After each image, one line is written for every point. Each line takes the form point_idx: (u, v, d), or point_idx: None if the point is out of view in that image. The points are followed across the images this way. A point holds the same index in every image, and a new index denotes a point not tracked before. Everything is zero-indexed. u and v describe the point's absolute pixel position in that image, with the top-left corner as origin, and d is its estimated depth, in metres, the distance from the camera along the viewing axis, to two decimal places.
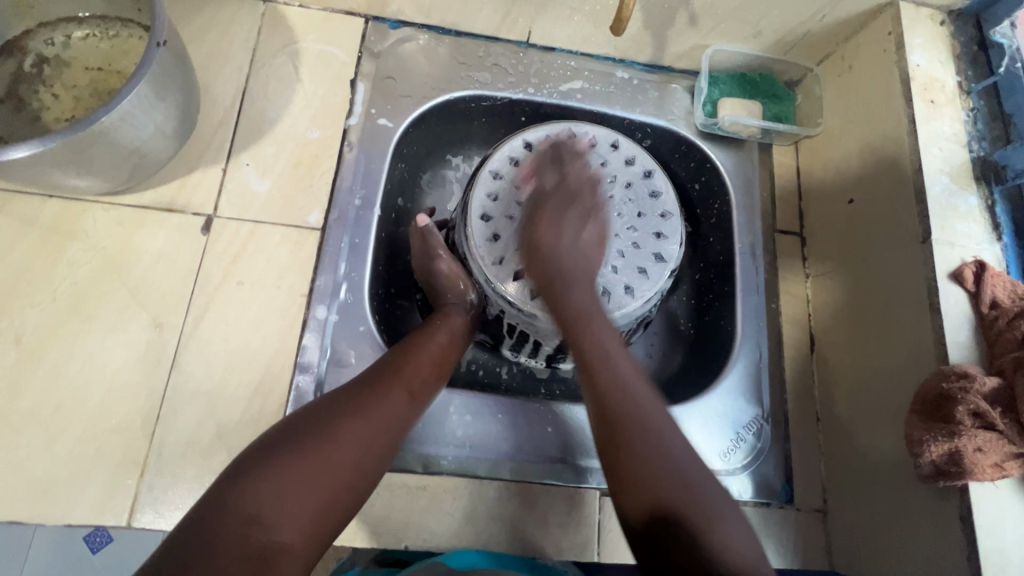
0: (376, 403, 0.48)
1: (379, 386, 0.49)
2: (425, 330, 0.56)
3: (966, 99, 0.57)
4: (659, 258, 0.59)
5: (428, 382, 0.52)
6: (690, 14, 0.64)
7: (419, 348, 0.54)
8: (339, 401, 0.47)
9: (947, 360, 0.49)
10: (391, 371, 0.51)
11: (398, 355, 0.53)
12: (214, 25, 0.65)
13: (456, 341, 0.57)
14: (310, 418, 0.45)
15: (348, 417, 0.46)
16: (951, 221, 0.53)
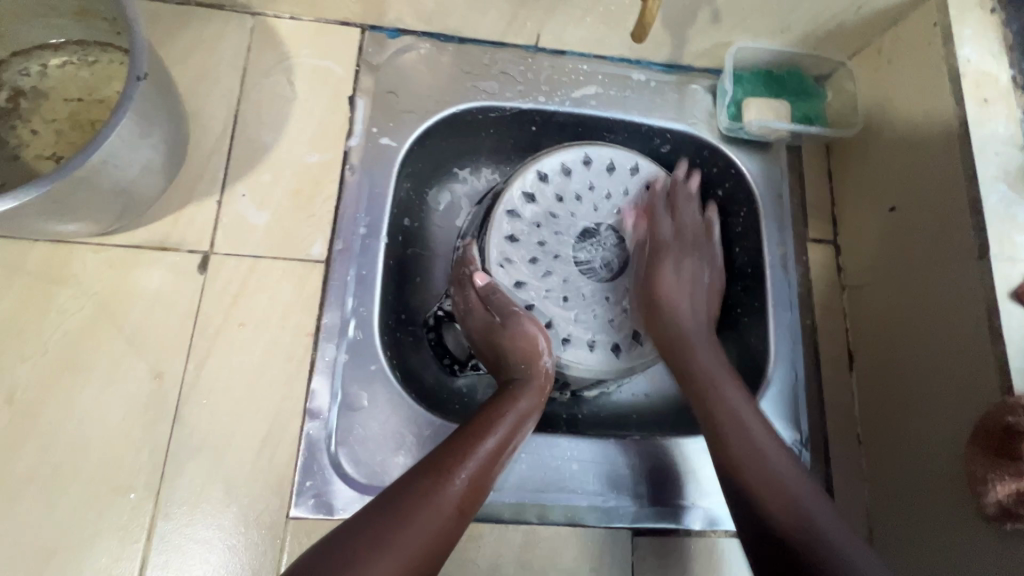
0: (421, 514, 0.41)
1: (427, 493, 0.42)
2: (490, 410, 0.49)
3: (1022, 96, 0.52)
4: (689, 290, 0.58)
5: (481, 485, 0.45)
6: (713, 11, 0.59)
7: (473, 443, 0.45)
8: (383, 512, 0.41)
9: (1012, 390, 0.45)
10: (442, 474, 0.43)
11: (451, 450, 0.45)
12: (200, 44, 0.60)
13: (524, 422, 0.49)
14: (349, 537, 0.39)
15: (393, 535, 0.39)
16: (1010, 234, 0.48)
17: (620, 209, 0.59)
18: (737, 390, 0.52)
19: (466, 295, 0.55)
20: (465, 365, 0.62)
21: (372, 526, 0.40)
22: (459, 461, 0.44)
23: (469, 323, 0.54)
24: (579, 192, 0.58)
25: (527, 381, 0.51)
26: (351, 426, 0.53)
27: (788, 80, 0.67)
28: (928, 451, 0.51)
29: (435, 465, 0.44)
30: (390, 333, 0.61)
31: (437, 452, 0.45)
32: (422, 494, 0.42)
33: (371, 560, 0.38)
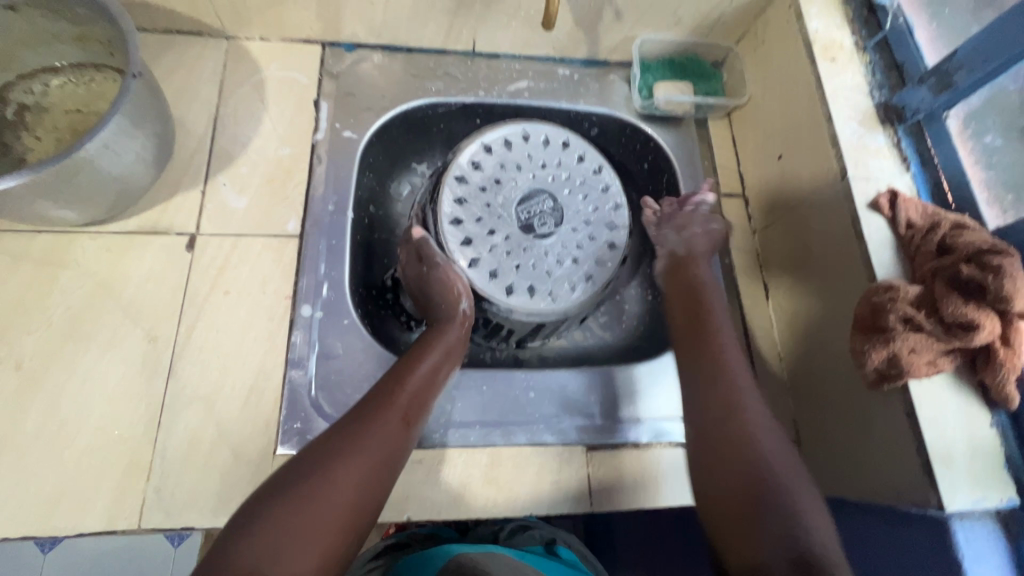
0: (375, 420, 0.51)
1: (378, 406, 0.52)
2: (421, 346, 0.59)
3: (864, 55, 0.64)
4: (613, 246, 0.68)
5: (424, 398, 0.55)
6: (615, 9, 0.71)
7: (412, 367, 0.56)
8: (341, 430, 0.50)
9: (876, 278, 0.54)
10: (389, 391, 0.54)
11: (394, 375, 0.55)
12: (182, 64, 0.70)
13: (452, 349, 0.60)
14: (313, 454, 0.48)
15: (349, 446, 0.48)
16: (863, 159, 0.59)
17: (556, 177, 0.68)
18: (750, 388, 0.56)
19: (411, 254, 0.66)
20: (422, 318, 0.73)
21: (338, 433, 0.50)
22: (402, 380, 0.55)
23: (411, 270, 0.65)
24: (519, 162, 0.67)
25: (454, 319, 0.62)
26: (328, 372, 0.60)
27: (689, 66, 0.79)
28: (824, 348, 0.61)
29: (382, 386, 0.54)
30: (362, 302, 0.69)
31: (384, 379, 0.56)
32: (375, 407, 0.52)
33: (344, 451, 0.48)
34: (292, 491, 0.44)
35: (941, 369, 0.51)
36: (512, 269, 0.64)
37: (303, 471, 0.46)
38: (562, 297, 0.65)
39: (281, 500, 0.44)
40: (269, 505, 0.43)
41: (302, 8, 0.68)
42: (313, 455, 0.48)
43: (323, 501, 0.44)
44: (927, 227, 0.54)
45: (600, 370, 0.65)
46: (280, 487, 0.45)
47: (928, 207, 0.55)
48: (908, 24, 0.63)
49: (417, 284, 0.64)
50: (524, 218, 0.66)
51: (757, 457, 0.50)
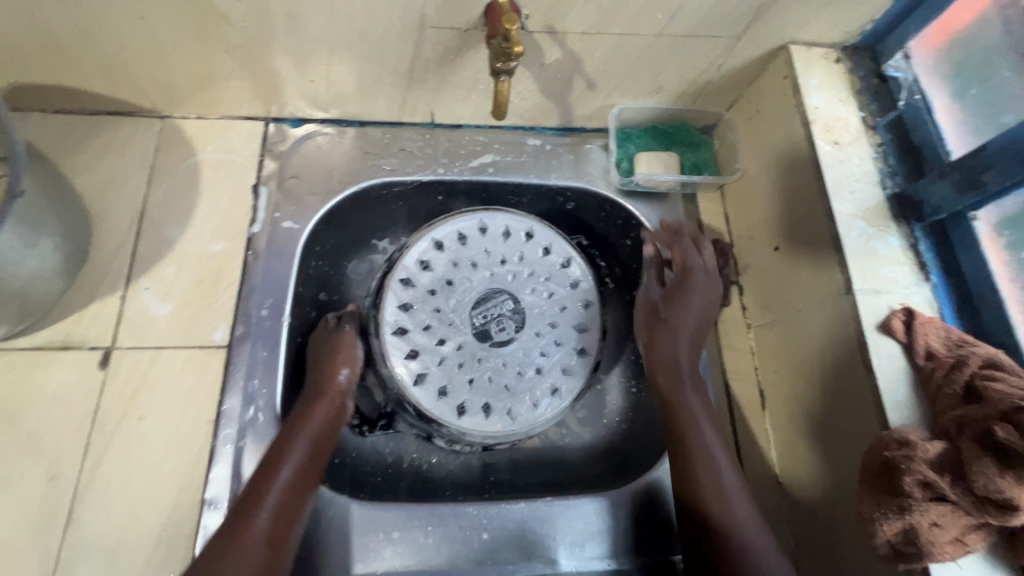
0: (228, 559, 0.43)
1: (231, 542, 0.44)
2: (282, 440, 0.51)
3: (873, 135, 0.55)
4: (581, 354, 0.60)
5: (291, 507, 0.48)
6: (586, 79, 0.62)
7: (271, 479, 0.48)
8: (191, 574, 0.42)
9: (889, 424, 0.45)
10: (245, 517, 0.46)
11: (251, 495, 0.47)
12: (109, 149, 0.64)
13: (321, 440, 0.52)
14: None
15: None
16: (873, 267, 0.50)
17: (516, 274, 0.60)
18: (710, 423, 0.55)
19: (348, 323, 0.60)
20: (374, 425, 0.63)
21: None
22: (262, 498, 0.47)
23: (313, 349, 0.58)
24: (475, 259, 0.60)
25: (326, 400, 0.54)
26: None
27: (674, 133, 0.70)
28: (833, 488, 0.51)
29: (237, 515, 0.46)
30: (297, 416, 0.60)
31: (240, 500, 0.47)
32: (227, 544, 0.44)
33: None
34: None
35: (971, 549, 0.41)
36: (466, 385, 0.57)
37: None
38: (524, 416, 0.57)
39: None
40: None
41: (236, 87, 0.62)
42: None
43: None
44: (951, 361, 0.45)
45: (567, 503, 0.57)
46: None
47: (952, 332, 0.46)
48: (927, 102, 0.55)
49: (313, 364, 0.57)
50: (480, 324, 0.58)
51: (722, 480, 0.52)
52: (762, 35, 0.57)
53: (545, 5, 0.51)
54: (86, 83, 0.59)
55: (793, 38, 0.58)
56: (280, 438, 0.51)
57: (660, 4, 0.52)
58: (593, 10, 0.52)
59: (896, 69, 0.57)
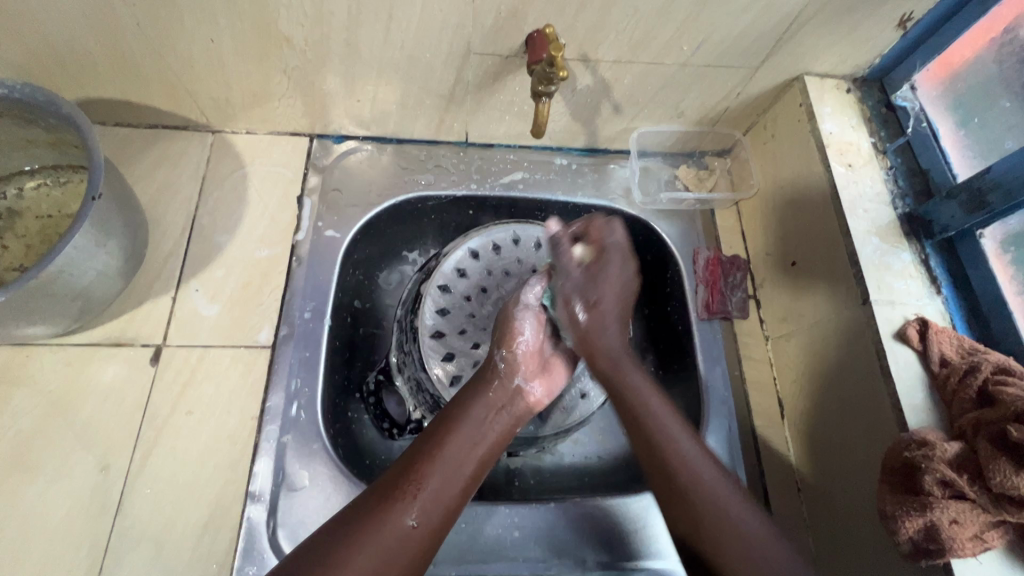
0: (394, 505, 0.44)
1: (361, 534, 0.43)
2: (462, 402, 0.51)
3: (883, 159, 0.60)
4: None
5: (452, 483, 0.47)
6: (614, 104, 0.66)
7: (421, 478, 0.46)
8: (347, 522, 0.44)
9: (907, 428, 0.48)
10: (378, 515, 0.44)
11: (398, 483, 0.46)
12: (164, 159, 0.68)
13: (480, 440, 0.49)
14: (316, 549, 0.42)
15: (354, 541, 0.42)
16: (887, 280, 0.54)
17: None
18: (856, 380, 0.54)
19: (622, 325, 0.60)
20: (403, 428, 0.65)
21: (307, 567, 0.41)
22: (402, 495, 0.45)
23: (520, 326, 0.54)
24: (508, 268, 0.64)
25: (496, 407, 0.51)
26: (290, 507, 0.55)
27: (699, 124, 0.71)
28: (852, 478, 0.54)
29: (379, 499, 0.45)
30: (333, 415, 0.63)
31: (380, 488, 0.46)
32: (359, 530, 0.43)
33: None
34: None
35: (990, 546, 0.44)
36: None
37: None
38: (555, 418, 0.60)
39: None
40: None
41: (287, 105, 0.66)
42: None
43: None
44: (965, 366, 0.48)
45: (596, 503, 0.59)
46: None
47: (964, 341, 0.50)
48: (933, 130, 0.59)
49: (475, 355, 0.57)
50: None
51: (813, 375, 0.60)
52: (778, 66, 0.62)
53: (581, 36, 0.56)
54: (149, 99, 0.64)
55: (807, 70, 0.63)
56: (436, 428, 0.50)
57: (685, 37, 0.57)
58: (624, 42, 0.57)
59: (905, 99, 0.61)
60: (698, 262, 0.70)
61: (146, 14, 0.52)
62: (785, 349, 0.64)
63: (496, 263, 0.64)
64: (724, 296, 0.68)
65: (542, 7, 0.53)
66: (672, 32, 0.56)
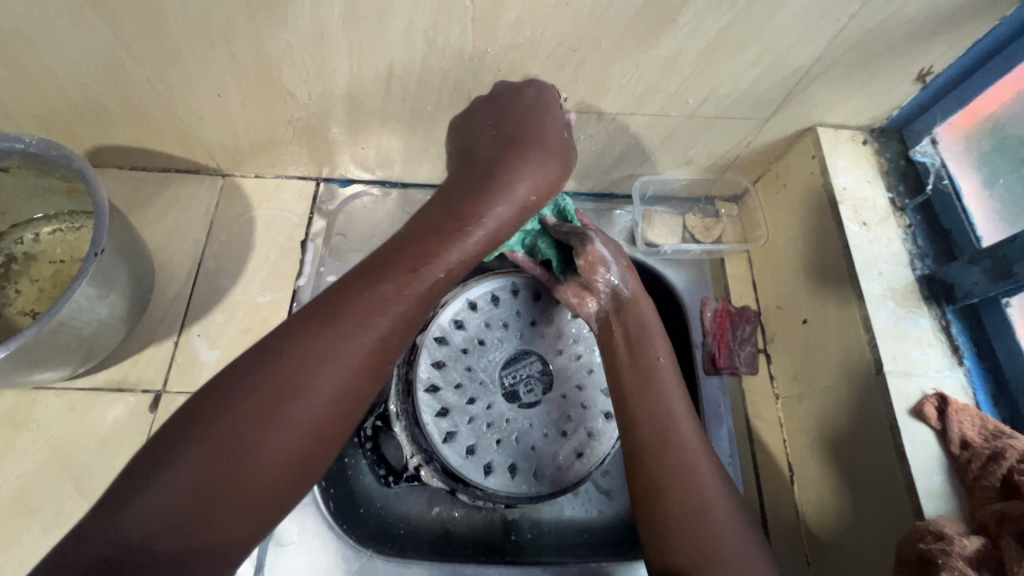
0: (350, 324, 0.41)
1: (312, 354, 0.39)
2: (451, 227, 0.46)
3: (901, 216, 0.58)
4: (606, 416, 0.61)
5: (416, 316, 0.45)
6: (619, 152, 0.65)
7: (385, 302, 0.43)
8: (292, 341, 0.40)
9: (924, 515, 0.45)
10: (333, 337, 0.40)
11: (353, 302, 0.42)
12: (175, 203, 0.69)
13: (457, 270, 0.47)
14: (258, 365, 0.39)
15: (304, 365, 0.39)
16: (903, 349, 0.51)
17: (545, 337, 0.64)
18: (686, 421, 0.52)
19: (618, 324, 0.58)
20: (400, 476, 0.61)
21: (248, 398, 0.37)
22: (349, 325, 0.41)
23: (528, 154, 0.50)
24: (506, 320, 0.64)
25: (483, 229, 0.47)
26: (276, 562, 0.55)
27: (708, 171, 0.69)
28: (859, 558, 0.50)
29: (334, 317, 0.41)
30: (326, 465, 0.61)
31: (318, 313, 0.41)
32: (313, 346, 0.40)
33: (277, 429, 0.37)
34: (191, 500, 0.34)
35: None
36: (494, 445, 0.59)
37: (200, 454, 0.35)
38: (551, 477, 0.59)
39: (166, 498, 0.34)
40: (137, 514, 0.33)
41: (293, 151, 0.67)
42: (216, 399, 0.38)
43: (240, 512, 0.36)
44: (987, 451, 0.44)
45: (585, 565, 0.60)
46: (148, 496, 0.34)
47: (988, 421, 0.46)
48: (955, 187, 0.57)
49: (484, 133, 0.52)
50: (509, 385, 0.61)
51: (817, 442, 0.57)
52: (790, 117, 0.60)
53: (584, 90, 0.55)
54: (162, 146, 0.65)
55: (821, 120, 0.60)
56: (396, 252, 0.45)
57: (691, 90, 0.55)
58: (627, 95, 0.56)
59: (924, 154, 0.59)
60: (705, 313, 0.68)
61: (155, 71, 0.53)
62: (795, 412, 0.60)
63: (491, 313, 0.64)
64: (731, 350, 0.65)
65: (541, 62, 0.52)
66: (677, 86, 0.55)
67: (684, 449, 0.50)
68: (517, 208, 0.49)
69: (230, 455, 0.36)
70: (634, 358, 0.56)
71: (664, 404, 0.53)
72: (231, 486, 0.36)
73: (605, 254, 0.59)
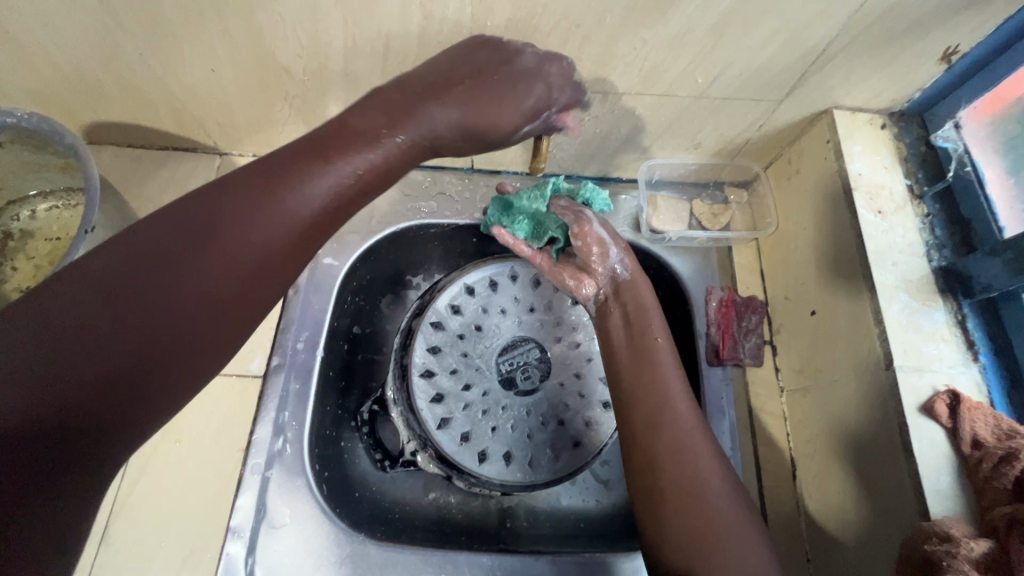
0: (221, 235, 0.39)
1: (177, 262, 0.38)
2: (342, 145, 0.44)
3: (918, 205, 0.55)
4: (605, 405, 0.60)
5: (300, 238, 0.43)
6: (625, 135, 0.63)
7: (261, 215, 0.40)
8: (160, 247, 0.38)
9: (930, 516, 0.43)
10: (204, 247, 0.39)
11: (225, 211, 0.40)
12: (172, 182, 0.69)
13: (351, 192, 0.44)
14: (116, 269, 0.37)
15: (165, 272, 0.37)
16: (916, 343, 0.49)
17: (544, 324, 0.63)
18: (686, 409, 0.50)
19: (616, 307, 0.57)
20: (396, 461, 0.61)
21: (95, 305, 0.35)
22: (200, 255, 0.38)
23: (502, 111, 0.47)
24: (505, 306, 0.63)
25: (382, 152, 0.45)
26: (269, 544, 0.55)
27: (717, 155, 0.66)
28: (864, 556, 0.49)
29: (204, 227, 0.39)
30: (321, 449, 0.61)
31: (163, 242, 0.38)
32: (179, 254, 0.38)
33: (114, 362, 0.35)
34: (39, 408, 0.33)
35: None
36: (489, 432, 0.58)
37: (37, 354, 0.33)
38: (546, 465, 0.58)
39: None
40: None
41: (291, 130, 0.66)
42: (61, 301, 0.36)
43: (86, 428, 0.34)
44: (1000, 452, 0.42)
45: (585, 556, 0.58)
46: None
47: (1002, 421, 0.44)
48: (978, 175, 0.53)
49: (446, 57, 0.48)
50: (506, 371, 0.60)
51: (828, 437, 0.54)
52: (804, 99, 0.57)
53: (588, 69, 0.53)
54: (158, 124, 0.64)
55: (837, 103, 0.58)
56: (265, 171, 0.42)
57: (700, 70, 0.53)
58: (634, 74, 0.53)
59: (946, 138, 0.56)
60: (710, 303, 0.66)
61: (146, 45, 0.52)
62: (800, 405, 0.58)
63: (490, 299, 0.62)
64: (735, 341, 0.63)
65: (544, 37, 0.50)
66: (685, 65, 0.52)
67: (681, 432, 0.49)
68: (452, 126, 0.46)
69: (77, 359, 0.34)
70: (633, 340, 0.54)
71: (660, 385, 0.51)
72: (61, 419, 0.33)
73: (602, 236, 0.59)
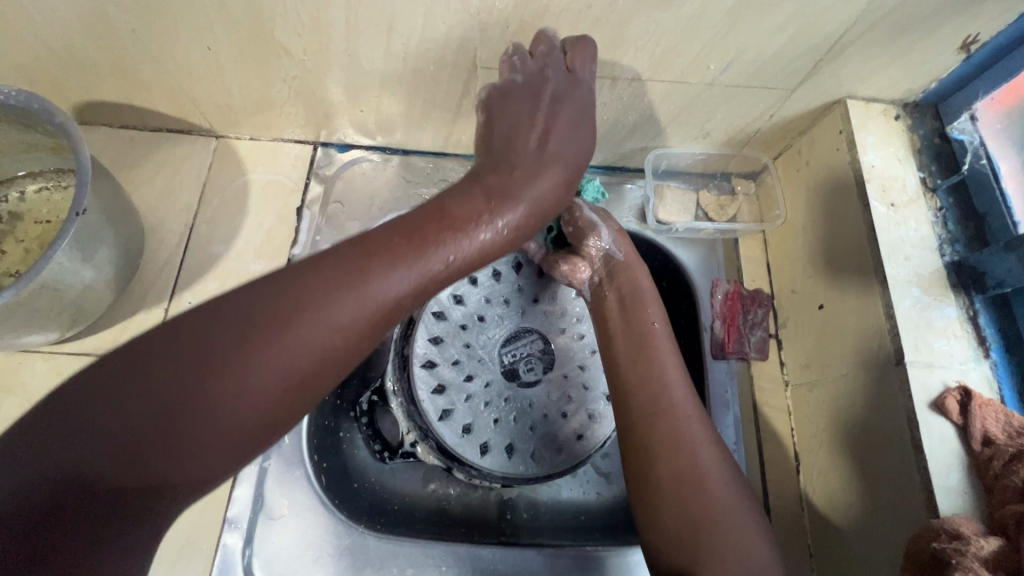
0: (305, 314, 0.35)
1: (252, 340, 0.33)
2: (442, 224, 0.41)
3: (931, 198, 0.54)
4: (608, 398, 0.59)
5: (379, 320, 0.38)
6: (633, 123, 0.61)
7: (347, 296, 0.36)
8: (238, 314, 0.34)
9: (938, 513, 0.43)
10: (285, 324, 0.34)
11: (315, 287, 0.36)
12: (165, 164, 0.67)
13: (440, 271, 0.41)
14: (194, 333, 0.33)
15: (239, 348, 0.33)
16: (927, 339, 0.48)
17: (548, 315, 0.62)
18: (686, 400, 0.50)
19: (612, 291, 0.57)
20: (395, 452, 0.60)
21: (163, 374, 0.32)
22: (268, 349, 0.33)
23: (580, 148, 0.51)
24: (508, 297, 0.61)
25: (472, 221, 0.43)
26: (267, 535, 0.54)
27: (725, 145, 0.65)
28: (867, 551, 0.49)
29: (290, 300, 0.35)
30: (320, 439, 0.60)
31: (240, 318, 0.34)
32: (257, 328, 0.34)
33: (168, 439, 0.31)
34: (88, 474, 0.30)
35: None
36: (490, 424, 0.57)
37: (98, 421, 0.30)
38: (548, 458, 0.57)
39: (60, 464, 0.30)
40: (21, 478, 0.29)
41: (289, 112, 0.64)
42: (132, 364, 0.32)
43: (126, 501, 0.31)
44: (1011, 450, 0.42)
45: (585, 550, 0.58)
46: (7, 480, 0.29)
47: (1013, 419, 0.43)
48: (993, 168, 0.53)
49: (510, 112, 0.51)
50: (509, 362, 0.59)
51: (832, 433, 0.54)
52: (818, 88, 0.56)
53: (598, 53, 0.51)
54: (151, 103, 0.62)
55: (852, 92, 0.56)
56: (365, 247, 0.38)
57: (713, 56, 0.51)
58: (645, 59, 0.52)
59: (962, 131, 0.55)
60: (715, 295, 0.65)
61: (139, 21, 0.50)
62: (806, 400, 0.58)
63: (493, 289, 0.61)
64: (741, 334, 0.63)
65: (554, 18, 0.48)
66: (698, 50, 0.51)
67: (682, 421, 0.48)
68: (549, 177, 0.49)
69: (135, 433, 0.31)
70: (629, 324, 0.54)
71: (657, 373, 0.51)
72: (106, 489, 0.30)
73: (594, 220, 0.59)
